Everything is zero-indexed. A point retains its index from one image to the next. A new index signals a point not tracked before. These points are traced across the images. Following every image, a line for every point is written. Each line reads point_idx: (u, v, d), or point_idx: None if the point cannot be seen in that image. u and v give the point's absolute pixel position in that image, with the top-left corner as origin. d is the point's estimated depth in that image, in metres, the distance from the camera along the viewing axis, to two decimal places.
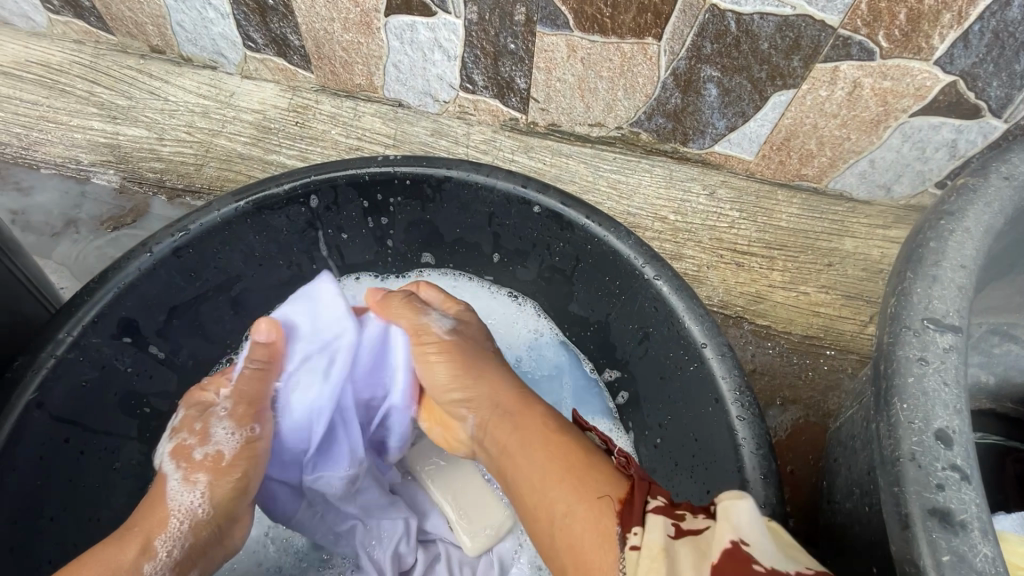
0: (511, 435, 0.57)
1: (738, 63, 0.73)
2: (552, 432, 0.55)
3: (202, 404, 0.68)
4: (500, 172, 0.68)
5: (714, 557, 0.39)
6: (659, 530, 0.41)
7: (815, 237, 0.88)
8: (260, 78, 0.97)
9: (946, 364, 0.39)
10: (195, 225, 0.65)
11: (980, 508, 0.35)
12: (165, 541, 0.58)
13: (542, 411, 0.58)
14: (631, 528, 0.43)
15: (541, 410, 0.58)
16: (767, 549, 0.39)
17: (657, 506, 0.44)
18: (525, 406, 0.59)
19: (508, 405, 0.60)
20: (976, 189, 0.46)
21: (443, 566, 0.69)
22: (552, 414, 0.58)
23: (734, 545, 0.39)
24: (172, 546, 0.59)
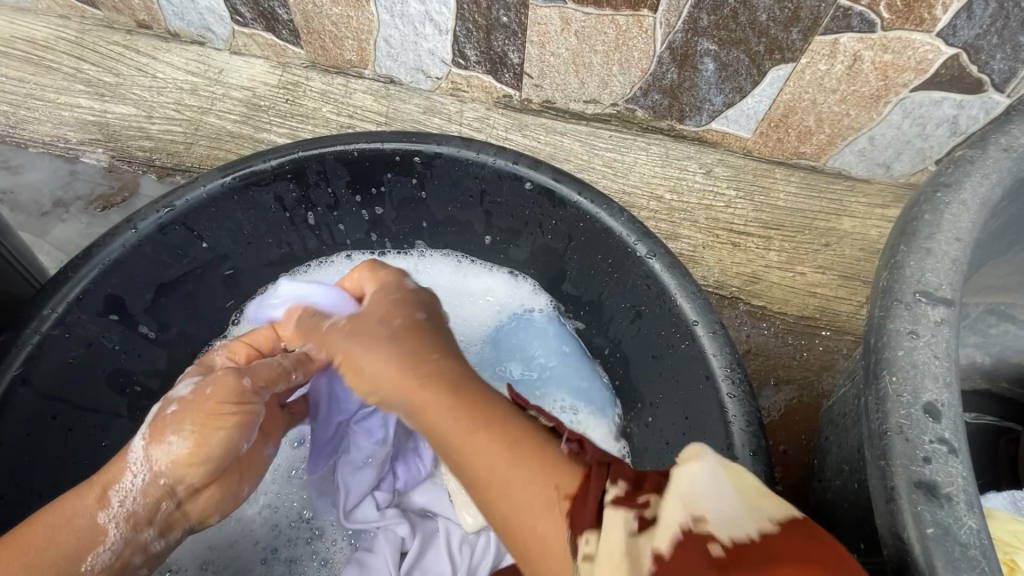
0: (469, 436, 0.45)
1: (736, 36, 0.71)
2: (511, 445, 0.44)
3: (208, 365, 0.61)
4: (491, 148, 0.67)
5: (669, 546, 0.34)
6: (620, 527, 0.35)
7: (812, 217, 0.87)
8: (249, 53, 0.96)
9: (937, 338, 0.38)
10: (180, 201, 0.64)
11: (966, 481, 0.34)
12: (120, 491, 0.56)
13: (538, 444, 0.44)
14: (584, 532, 0.37)
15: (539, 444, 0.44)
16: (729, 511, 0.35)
17: (617, 496, 0.38)
18: (491, 421, 0.46)
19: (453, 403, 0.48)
20: (974, 161, 0.44)
21: (440, 543, 0.69)
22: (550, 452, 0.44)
23: (687, 529, 0.34)
24: (127, 496, 0.56)
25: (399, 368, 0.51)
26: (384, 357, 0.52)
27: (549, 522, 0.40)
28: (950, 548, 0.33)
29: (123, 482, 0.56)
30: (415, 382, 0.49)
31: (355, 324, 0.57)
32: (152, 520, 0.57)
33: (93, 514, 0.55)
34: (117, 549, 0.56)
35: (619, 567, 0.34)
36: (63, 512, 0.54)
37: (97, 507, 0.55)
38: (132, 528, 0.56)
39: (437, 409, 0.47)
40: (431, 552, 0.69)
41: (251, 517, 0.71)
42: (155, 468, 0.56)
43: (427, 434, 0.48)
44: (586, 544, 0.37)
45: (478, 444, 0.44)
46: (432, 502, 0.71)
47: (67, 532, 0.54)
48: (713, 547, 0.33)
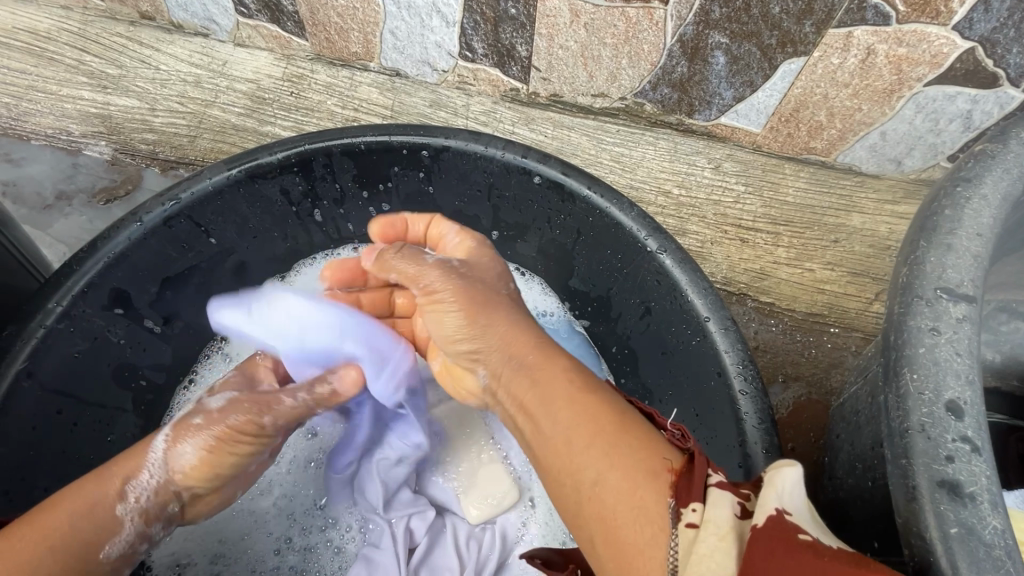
0: (528, 392, 0.50)
1: (748, 29, 0.70)
2: (615, 414, 0.46)
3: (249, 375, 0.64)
4: (499, 142, 0.66)
5: (759, 522, 0.35)
6: (726, 508, 0.37)
7: (821, 213, 0.86)
8: (253, 45, 0.95)
9: (959, 335, 0.37)
10: (185, 194, 0.63)
11: (989, 480, 0.33)
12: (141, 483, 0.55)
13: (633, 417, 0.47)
14: (690, 503, 0.38)
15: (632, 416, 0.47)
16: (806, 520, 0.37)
17: (720, 482, 0.39)
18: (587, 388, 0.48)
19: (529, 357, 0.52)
20: (995, 155, 0.44)
21: (447, 538, 0.69)
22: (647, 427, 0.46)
23: (779, 513, 0.36)
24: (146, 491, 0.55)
25: (513, 329, 0.55)
26: (503, 320, 0.55)
27: (647, 498, 0.40)
28: (973, 547, 0.32)
29: (145, 479, 0.55)
30: (535, 348, 0.53)
31: (460, 272, 0.59)
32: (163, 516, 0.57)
33: (110, 508, 0.53)
34: (126, 545, 0.54)
35: (724, 540, 0.35)
36: (72, 499, 0.51)
37: (114, 500, 0.53)
38: (144, 523, 0.55)
39: (548, 375, 0.50)
40: (438, 548, 0.68)
41: (264, 508, 0.71)
42: (172, 474, 0.56)
43: (529, 397, 0.50)
44: (690, 513, 0.38)
45: (588, 416, 0.46)
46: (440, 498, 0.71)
47: (82, 522, 0.51)
48: (805, 536, 0.35)
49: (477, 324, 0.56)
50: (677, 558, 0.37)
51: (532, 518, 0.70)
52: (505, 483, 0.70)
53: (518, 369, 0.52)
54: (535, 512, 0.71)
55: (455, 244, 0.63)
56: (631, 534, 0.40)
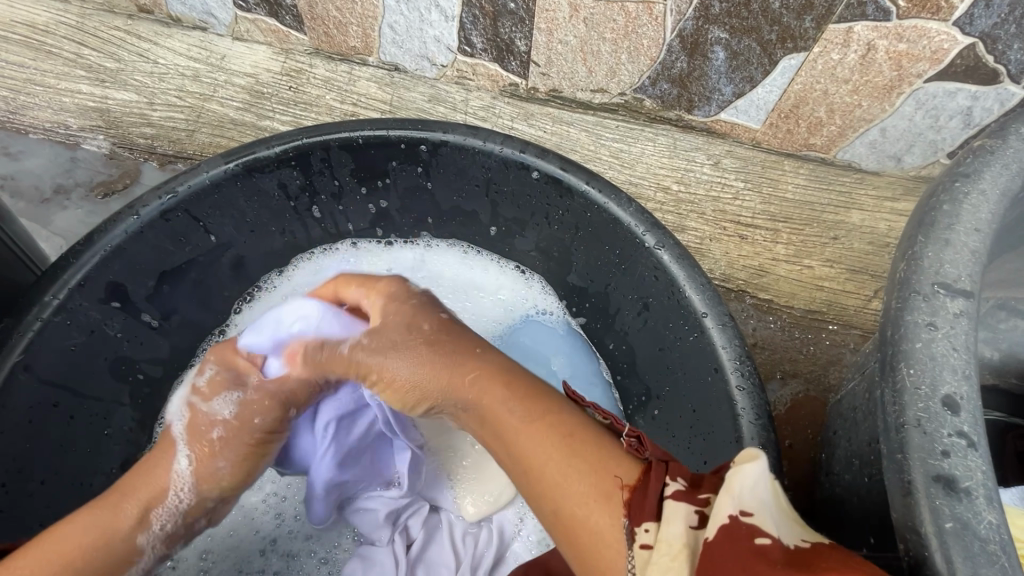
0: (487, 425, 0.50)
1: (748, 25, 0.70)
2: (565, 434, 0.46)
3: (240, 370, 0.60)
4: (498, 137, 0.66)
5: (710, 533, 0.36)
6: (681, 523, 0.37)
7: (820, 210, 0.86)
8: (251, 40, 0.94)
9: (955, 330, 0.37)
10: (183, 187, 0.63)
11: (985, 475, 0.33)
12: (161, 515, 0.56)
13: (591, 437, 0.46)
14: (643, 523, 0.39)
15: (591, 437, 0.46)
16: (766, 517, 0.37)
17: (675, 492, 0.39)
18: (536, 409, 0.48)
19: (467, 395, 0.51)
20: (994, 151, 0.43)
21: (444, 536, 0.69)
22: (605, 443, 0.45)
23: (733, 521, 0.36)
24: (167, 520, 0.57)
25: (444, 371, 0.52)
26: (432, 368, 0.53)
27: (603, 522, 0.41)
28: (968, 542, 0.32)
29: (168, 502, 0.56)
30: (471, 389, 0.51)
31: (375, 336, 0.56)
32: (187, 532, 0.59)
33: (133, 539, 0.55)
34: (151, 563, 0.57)
35: (676, 559, 0.36)
36: (75, 535, 0.52)
37: (136, 530, 0.55)
38: (168, 546, 0.58)
39: (496, 407, 0.49)
40: (435, 545, 0.68)
41: (254, 504, 0.71)
42: (198, 492, 0.57)
43: (489, 433, 0.50)
44: (644, 533, 0.38)
45: (546, 438, 0.46)
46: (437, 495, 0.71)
47: (94, 564, 0.52)
48: (760, 539, 0.35)
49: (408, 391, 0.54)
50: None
51: (529, 515, 0.70)
52: (503, 479, 0.70)
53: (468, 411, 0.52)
54: (532, 508, 0.71)
55: (370, 305, 0.60)
56: (603, 561, 0.39)
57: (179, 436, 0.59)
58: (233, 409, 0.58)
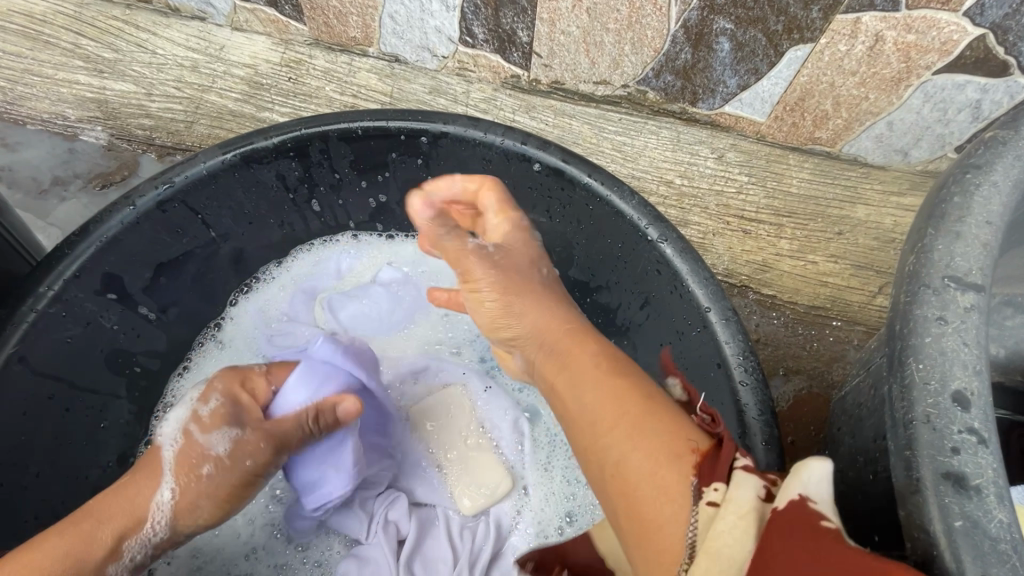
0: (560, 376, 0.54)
1: (754, 15, 0.69)
2: (645, 399, 0.47)
3: (237, 404, 0.60)
4: (499, 128, 0.65)
5: (780, 506, 0.36)
6: (750, 490, 0.38)
7: (825, 204, 0.85)
8: (250, 30, 0.93)
9: (967, 324, 0.36)
10: (179, 177, 0.62)
11: (996, 473, 0.33)
12: (134, 544, 0.56)
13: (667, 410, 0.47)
14: (712, 483, 0.39)
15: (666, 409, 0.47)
16: (833, 510, 0.36)
17: (745, 466, 0.40)
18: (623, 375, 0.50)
19: (557, 343, 0.56)
20: (1007, 142, 0.42)
21: (441, 530, 0.68)
22: (682, 419, 0.46)
23: (804, 498, 0.36)
24: (139, 549, 0.57)
25: (547, 318, 0.57)
26: (535, 308, 0.58)
27: (667, 482, 0.41)
28: (978, 541, 0.31)
29: (141, 534, 0.56)
30: (565, 334, 0.56)
31: (489, 254, 0.61)
32: (153, 559, 0.59)
33: (104, 568, 0.55)
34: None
35: (744, 517, 0.36)
36: (58, 558, 0.52)
37: (107, 560, 0.55)
38: (135, 571, 0.58)
39: (580, 363, 0.52)
40: (430, 540, 0.68)
41: (248, 503, 0.70)
42: (174, 526, 0.58)
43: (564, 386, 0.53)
44: (711, 492, 0.39)
45: (620, 399, 0.48)
46: (433, 489, 0.70)
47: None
48: (827, 526, 0.35)
49: (508, 293, 0.58)
50: (694, 532, 0.38)
51: (526, 508, 0.69)
52: (497, 472, 0.70)
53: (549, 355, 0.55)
54: (529, 500, 0.70)
55: (495, 227, 0.64)
56: (663, 517, 0.40)
57: (169, 464, 0.58)
58: (228, 449, 0.58)
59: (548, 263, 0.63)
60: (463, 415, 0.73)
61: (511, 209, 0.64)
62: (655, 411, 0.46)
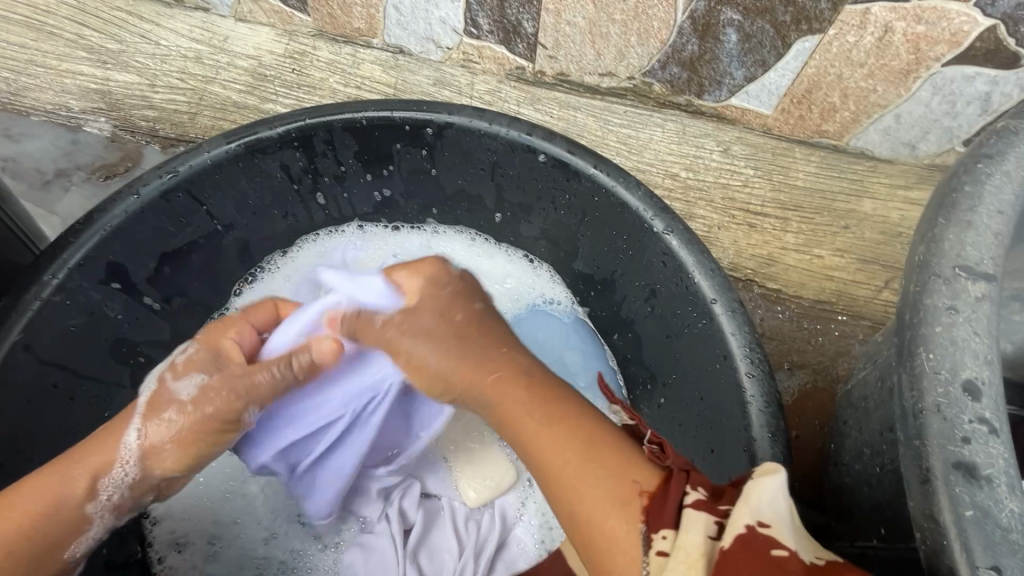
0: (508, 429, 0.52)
1: (761, 5, 0.68)
2: (585, 436, 0.47)
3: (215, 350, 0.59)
4: (504, 118, 0.64)
5: (726, 543, 0.37)
6: (700, 530, 0.39)
7: (831, 198, 0.84)
8: (254, 21, 0.93)
9: (977, 314, 0.36)
10: (183, 167, 0.62)
11: (1008, 462, 0.32)
12: (109, 485, 0.55)
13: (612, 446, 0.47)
14: (660, 530, 0.40)
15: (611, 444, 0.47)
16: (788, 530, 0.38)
17: (696, 500, 0.41)
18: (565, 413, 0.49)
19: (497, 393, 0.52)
20: (1019, 131, 0.42)
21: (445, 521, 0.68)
22: (628, 451, 0.47)
23: (750, 531, 0.37)
24: (115, 490, 0.56)
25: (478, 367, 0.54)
26: (477, 361, 0.54)
27: (617, 529, 0.43)
28: (988, 530, 0.31)
29: (114, 473, 0.55)
30: (520, 385, 0.52)
31: (403, 318, 0.58)
32: (133, 507, 0.58)
33: (82, 505, 0.54)
34: (99, 535, 0.57)
35: (693, 567, 0.37)
36: (43, 487, 0.53)
37: (83, 499, 0.54)
38: (115, 516, 0.57)
39: (514, 406, 0.51)
40: (436, 532, 0.68)
41: (255, 494, 0.70)
42: (146, 467, 0.56)
43: (511, 437, 0.51)
44: (661, 539, 0.40)
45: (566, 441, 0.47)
46: (437, 481, 0.70)
47: (54, 519, 0.53)
48: (776, 552, 0.36)
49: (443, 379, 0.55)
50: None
51: (530, 500, 0.70)
52: (500, 465, 0.70)
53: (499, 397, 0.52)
54: (532, 492, 0.70)
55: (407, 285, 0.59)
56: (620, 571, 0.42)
57: (139, 407, 0.57)
58: (194, 392, 0.57)
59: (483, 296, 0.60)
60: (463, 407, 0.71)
61: (422, 264, 0.60)
62: (597, 450, 0.47)
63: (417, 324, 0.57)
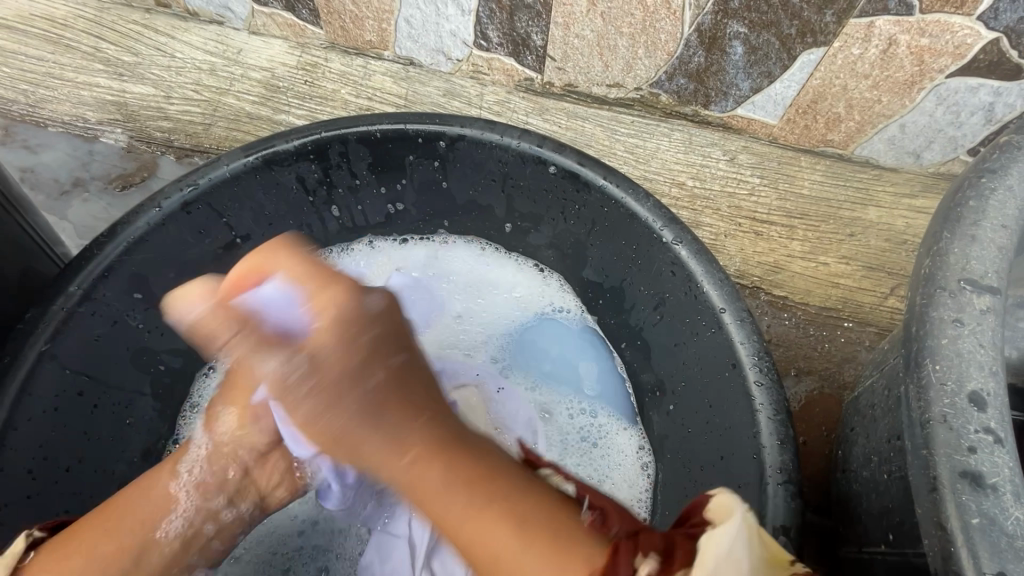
0: (433, 493, 0.45)
1: (767, 19, 0.69)
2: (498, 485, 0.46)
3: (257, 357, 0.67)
4: (515, 131, 0.66)
5: None
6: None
7: (837, 206, 0.85)
8: (267, 34, 0.94)
9: (982, 326, 0.37)
10: (203, 180, 0.63)
11: (1013, 471, 0.33)
12: (188, 466, 0.61)
13: (540, 491, 0.47)
14: None
15: (540, 490, 0.47)
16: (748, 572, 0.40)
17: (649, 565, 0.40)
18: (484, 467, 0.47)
19: (428, 452, 0.47)
20: (1021, 146, 0.43)
21: None
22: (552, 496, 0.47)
23: None
24: (195, 467, 0.61)
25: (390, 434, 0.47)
26: (403, 421, 0.47)
27: None
28: (995, 538, 0.32)
29: (191, 454, 0.61)
30: (432, 441, 0.47)
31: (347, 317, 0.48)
32: (223, 488, 0.62)
33: (168, 482, 0.59)
34: (188, 516, 0.59)
35: None
36: (143, 487, 0.58)
37: (169, 476, 0.59)
38: (203, 497, 0.60)
39: (436, 477, 0.46)
40: None
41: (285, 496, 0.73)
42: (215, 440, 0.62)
43: (428, 503, 0.46)
44: None
45: (479, 513, 0.44)
46: None
47: (147, 500, 0.57)
48: None
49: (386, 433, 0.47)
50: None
51: None
52: None
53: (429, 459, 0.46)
54: None
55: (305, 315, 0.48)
56: None
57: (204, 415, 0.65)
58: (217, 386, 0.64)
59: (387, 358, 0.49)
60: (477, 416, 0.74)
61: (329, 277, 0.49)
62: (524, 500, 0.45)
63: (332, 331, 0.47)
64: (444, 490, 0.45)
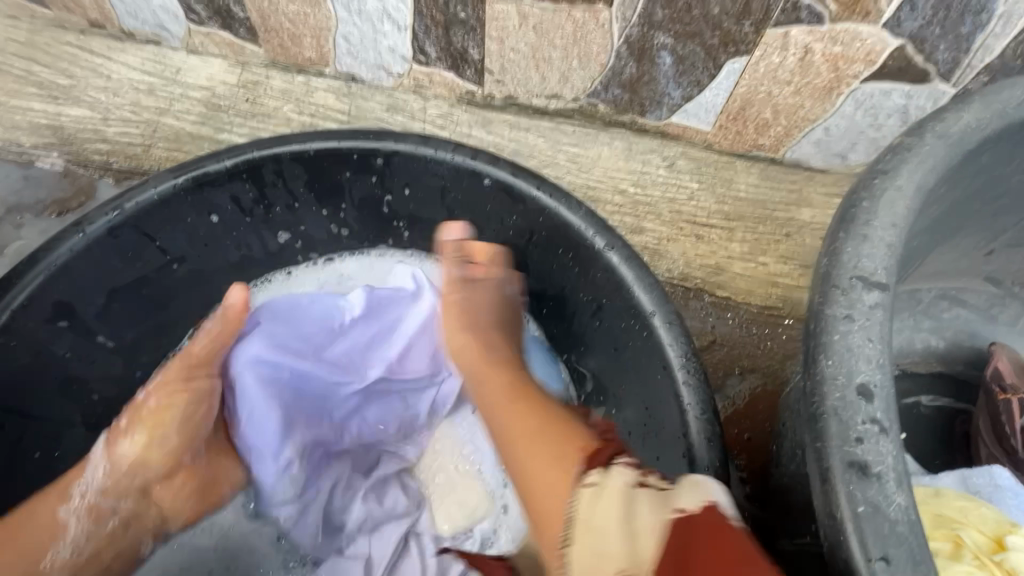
0: (529, 424, 0.53)
1: (690, 30, 0.72)
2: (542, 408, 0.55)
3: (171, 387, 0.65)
4: (449, 145, 0.66)
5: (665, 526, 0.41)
6: (623, 478, 0.44)
7: (772, 207, 0.88)
8: (206, 52, 0.94)
9: (871, 322, 0.39)
10: (130, 203, 0.62)
11: (896, 459, 0.35)
12: (82, 488, 0.62)
13: (583, 438, 0.50)
14: (591, 472, 0.46)
15: (582, 437, 0.50)
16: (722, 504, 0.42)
17: (624, 463, 0.46)
18: (541, 404, 0.56)
19: (524, 400, 0.57)
20: (910, 149, 0.46)
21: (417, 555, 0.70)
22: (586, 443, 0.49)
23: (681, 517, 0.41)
24: (87, 490, 0.62)
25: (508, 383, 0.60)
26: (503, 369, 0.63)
27: (553, 468, 0.48)
28: (879, 524, 0.34)
29: (86, 478, 0.62)
30: (513, 396, 0.58)
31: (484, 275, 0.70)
32: (116, 510, 0.63)
33: (55, 510, 0.60)
34: (78, 543, 0.61)
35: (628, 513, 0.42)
36: (31, 513, 0.59)
37: (58, 502, 0.60)
38: (94, 522, 0.62)
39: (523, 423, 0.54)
40: (405, 560, 0.70)
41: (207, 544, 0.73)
42: (114, 462, 0.63)
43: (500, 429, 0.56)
44: (591, 475, 0.46)
45: (534, 426, 0.53)
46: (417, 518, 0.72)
47: (29, 528, 0.58)
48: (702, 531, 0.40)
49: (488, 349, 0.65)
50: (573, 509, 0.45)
51: (505, 523, 0.71)
52: (477, 496, 0.72)
53: (519, 409, 0.56)
54: (506, 518, 0.72)
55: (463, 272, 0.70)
56: (547, 503, 0.47)
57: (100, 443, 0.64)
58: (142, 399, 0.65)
59: (515, 283, 0.71)
60: (446, 447, 0.75)
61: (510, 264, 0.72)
62: (560, 427, 0.52)
63: (484, 257, 0.70)
64: (492, 374, 0.63)
